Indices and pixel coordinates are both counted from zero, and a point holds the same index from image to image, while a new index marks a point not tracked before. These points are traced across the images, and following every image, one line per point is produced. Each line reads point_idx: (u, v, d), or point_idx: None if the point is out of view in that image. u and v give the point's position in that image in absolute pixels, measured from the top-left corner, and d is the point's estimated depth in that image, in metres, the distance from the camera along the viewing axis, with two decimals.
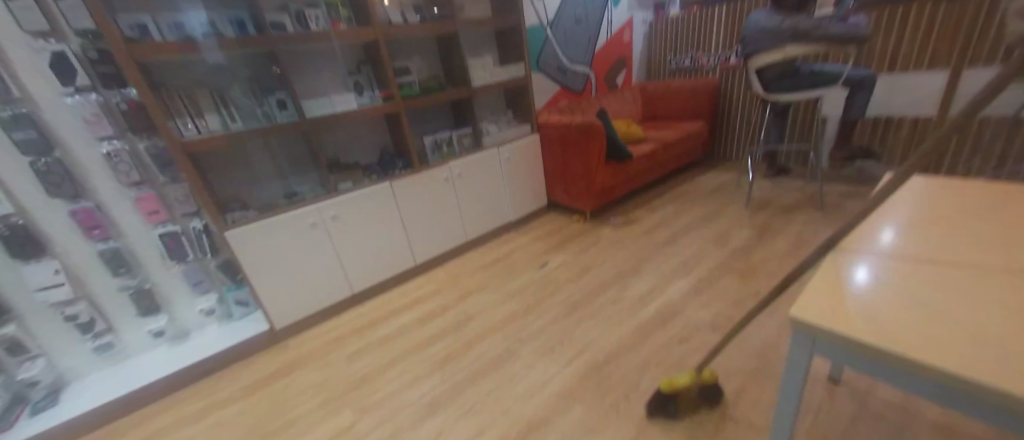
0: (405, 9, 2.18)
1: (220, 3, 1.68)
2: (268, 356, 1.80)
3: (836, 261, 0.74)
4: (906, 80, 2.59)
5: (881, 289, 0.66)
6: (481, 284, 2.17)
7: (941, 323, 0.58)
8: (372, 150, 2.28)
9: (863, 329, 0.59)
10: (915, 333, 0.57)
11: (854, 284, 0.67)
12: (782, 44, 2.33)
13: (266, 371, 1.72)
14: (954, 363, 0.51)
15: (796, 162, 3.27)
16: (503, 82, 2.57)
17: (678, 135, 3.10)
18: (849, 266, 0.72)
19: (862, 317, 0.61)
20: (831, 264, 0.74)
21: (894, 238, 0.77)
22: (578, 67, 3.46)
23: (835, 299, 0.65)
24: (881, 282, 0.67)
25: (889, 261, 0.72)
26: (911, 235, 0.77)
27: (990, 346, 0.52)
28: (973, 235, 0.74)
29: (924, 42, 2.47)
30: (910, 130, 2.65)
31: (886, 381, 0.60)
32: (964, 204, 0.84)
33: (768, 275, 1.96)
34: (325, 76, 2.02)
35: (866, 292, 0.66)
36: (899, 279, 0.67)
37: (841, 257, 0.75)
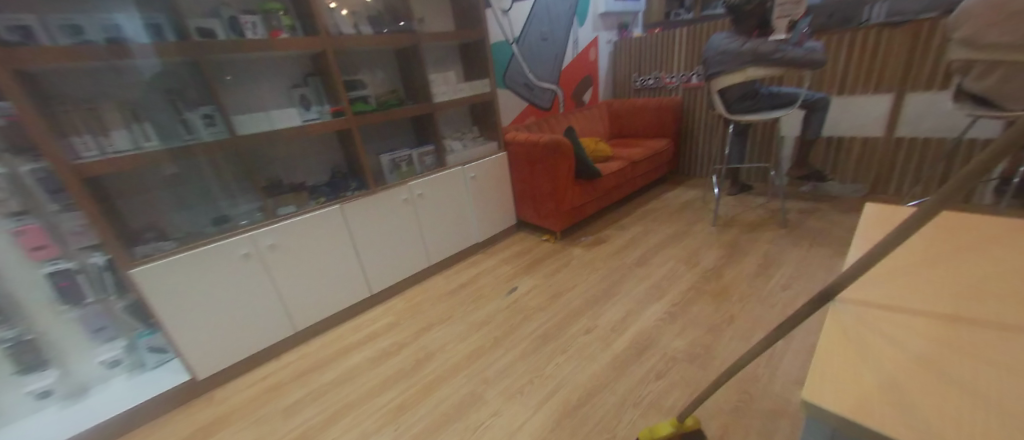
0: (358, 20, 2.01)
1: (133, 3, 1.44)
2: (189, 413, 1.53)
3: (844, 317, 0.63)
4: (855, 103, 2.69)
5: (900, 353, 0.55)
6: (444, 314, 1.99)
7: (983, 404, 0.46)
8: (322, 169, 2.08)
9: (890, 420, 0.47)
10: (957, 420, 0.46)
11: (874, 349, 0.56)
12: (743, 67, 2.36)
13: (184, 431, 1.45)
14: None
15: (757, 179, 3.33)
16: (467, 98, 2.44)
17: (646, 153, 3.08)
18: (860, 323, 0.61)
19: (889, 399, 0.49)
20: (839, 321, 0.62)
21: (900, 284, 0.67)
22: (546, 84, 3.41)
23: (852, 372, 0.54)
24: (898, 343, 0.56)
25: (902, 314, 0.61)
26: (922, 281, 0.67)
27: None
28: (988, 277, 0.65)
29: (868, 66, 2.59)
30: (860, 150, 2.75)
31: None
32: (966, 237, 0.76)
33: (741, 298, 1.90)
34: (264, 87, 1.82)
35: (885, 359, 0.54)
36: (919, 340, 0.56)
37: (849, 312, 0.63)
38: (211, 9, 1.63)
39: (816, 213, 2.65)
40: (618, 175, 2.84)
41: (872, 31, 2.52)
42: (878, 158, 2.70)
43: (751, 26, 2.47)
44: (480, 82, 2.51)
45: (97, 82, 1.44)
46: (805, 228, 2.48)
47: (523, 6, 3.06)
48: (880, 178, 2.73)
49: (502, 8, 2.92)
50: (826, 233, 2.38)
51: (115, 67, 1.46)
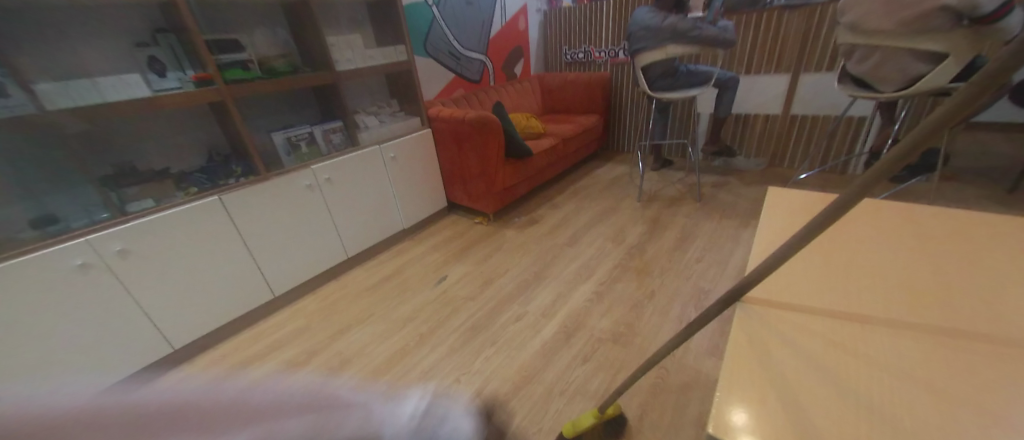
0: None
1: None
2: None
3: (750, 319, 0.60)
4: (760, 82, 2.87)
5: (800, 362, 0.52)
6: (363, 312, 1.80)
7: (873, 420, 0.45)
8: (195, 151, 1.75)
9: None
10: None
11: (777, 359, 0.53)
12: (663, 44, 2.36)
13: None
14: None
15: (678, 154, 3.49)
16: (380, 66, 2.16)
17: (576, 130, 3.04)
18: (764, 327, 0.58)
19: (790, 418, 0.46)
20: (745, 326, 0.59)
21: (798, 280, 0.66)
22: (473, 54, 3.18)
23: (756, 386, 0.51)
24: (798, 350, 0.54)
25: (802, 315, 0.59)
26: (819, 277, 0.67)
27: None
28: (875, 274, 0.66)
29: (772, 47, 2.75)
30: (763, 126, 2.97)
31: None
32: (855, 227, 0.78)
33: (661, 273, 1.97)
34: (91, 47, 1.44)
35: (786, 370, 0.51)
36: (815, 344, 0.54)
37: (754, 314, 0.61)
38: None
39: (726, 186, 2.83)
40: (549, 152, 2.77)
41: (776, 13, 2.66)
42: (777, 133, 2.94)
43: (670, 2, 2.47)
44: (394, 49, 2.22)
45: None
46: (716, 201, 2.64)
47: None
48: (779, 152, 2.99)
49: None
50: (733, 206, 2.55)
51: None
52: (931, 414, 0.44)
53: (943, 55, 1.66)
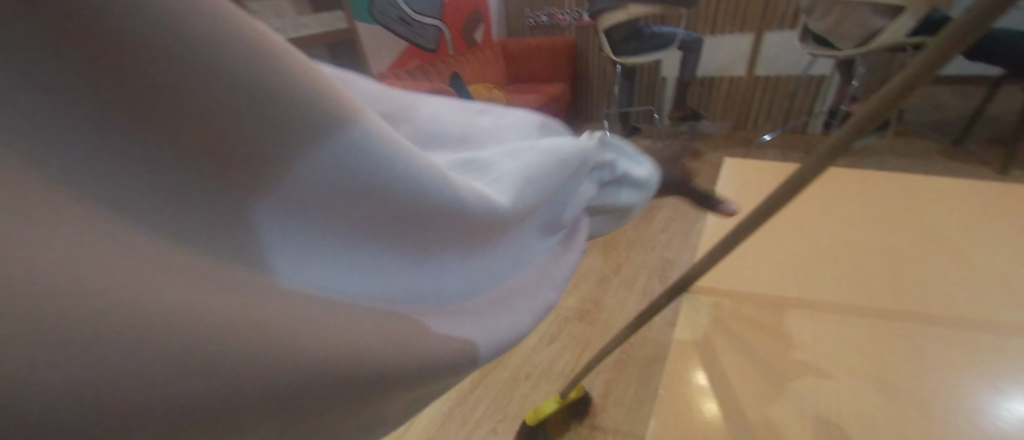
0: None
1: None
2: None
3: (694, 307, 0.81)
4: (724, 42, 2.81)
5: (723, 342, 0.72)
6: None
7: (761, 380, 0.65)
8: None
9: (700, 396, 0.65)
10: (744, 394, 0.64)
11: (706, 338, 0.74)
12: (624, 4, 2.25)
13: None
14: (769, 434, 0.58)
15: (645, 121, 3.44)
16: (318, 36, 1.96)
17: (541, 99, 2.93)
18: (704, 315, 0.79)
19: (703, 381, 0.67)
20: (688, 312, 0.80)
21: (738, 272, 0.85)
22: (427, 19, 2.94)
23: (687, 359, 0.72)
24: (725, 332, 0.74)
25: (734, 302, 0.79)
26: (757, 267, 0.85)
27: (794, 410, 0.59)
28: (804, 259, 0.83)
29: (735, 6, 2.67)
30: (727, 89, 2.94)
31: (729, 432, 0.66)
32: (801, 217, 0.93)
33: (626, 245, 1.94)
34: None
35: (711, 349, 0.72)
36: (738, 326, 0.74)
37: (697, 302, 0.81)
38: None
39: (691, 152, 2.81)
40: None
41: None
42: (741, 95, 2.92)
43: None
44: (332, 16, 2.02)
45: None
46: None
47: None
48: (742, 114, 2.98)
49: None
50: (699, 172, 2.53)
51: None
52: (804, 375, 0.64)
53: (900, 8, 1.63)
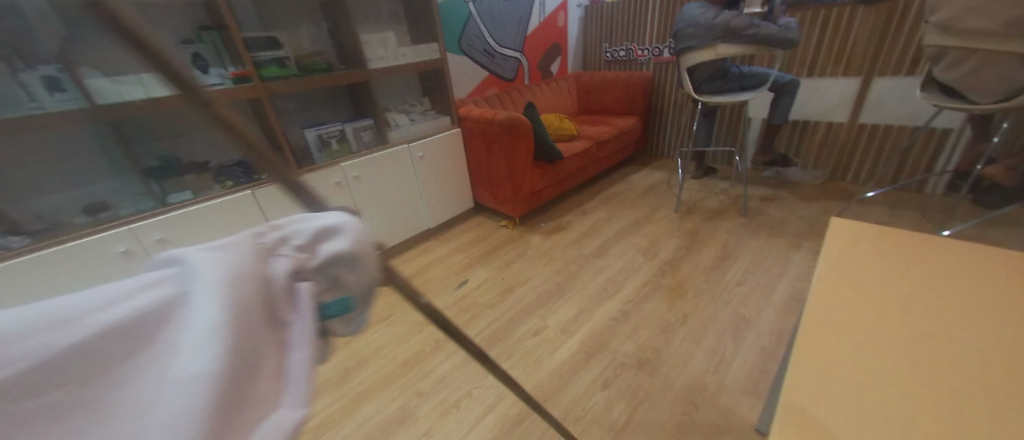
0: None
1: None
2: None
3: (913, 241, 0.89)
4: (823, 86, 2.58)
5: (884, 260, 0.84)
6: (384, 314, 1.86)
7: (871, 283, 0.77)
8: (235, 147, 1.85)
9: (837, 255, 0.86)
10: (846, 274, 0.80)
11: (882, 253, 0.86)
12: (713, 43, 2.13)
13: None
14: (823, 289, 0.77)
15: (722, 162, 3.26)
16: (412, 65, 2.14)
17: (612, 132, 2.89)
18: (904, 249, 0.87)
19: (847, 256, 0.86)
20: (910, 241, 0.89)
21: (989, 258, 0.81)
22: (508, 51, 3.08)
23: (858, 249, 0.88)
24: (904, 263, 0.82)
25: (940, 260, 0.82)
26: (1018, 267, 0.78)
27: (861, 300, 0.73)
28: None
29: (840, 50, 2.46)
30: (824, 135, 2.69)
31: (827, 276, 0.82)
32: None
33: (696, 294, 1.81)
34: (141, 46, 1.53)
35: (876, 257, 0.85)
36: (911, 265, 0.81)
37: (917, 242, 0.89)
38: None
39: (776, 200, 2.59)
40: (581, 156, 2.65)
41: (845, 9, 2.37)
42: (840, 143, 2.65)
43: None
44: (428, 47, 2.20)
45: None
46: (763, 216, 2.42)
47: None
48: (841, 165, 2.70)
49: None
50: (784, 223, 2.32)
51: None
52: (893, 300, 0.72)
53: None
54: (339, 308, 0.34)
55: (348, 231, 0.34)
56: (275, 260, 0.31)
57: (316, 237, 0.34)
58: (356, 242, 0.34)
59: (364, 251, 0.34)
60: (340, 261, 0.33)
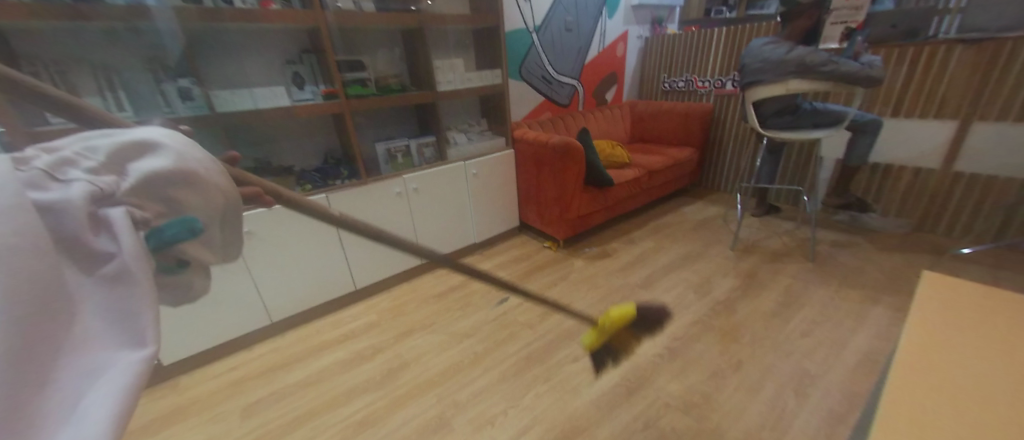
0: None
1: None
2: (162, 393, 1.61)
3: None
4: (911, 128, 2.38)
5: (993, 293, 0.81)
6: (428, 321, 1.94)
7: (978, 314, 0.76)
8: (314, 154, 2.05)
9: (937, 286, 0.86)
10: (949, 305, 0.80)
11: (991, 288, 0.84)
12: (785, 78, 2.05)
13: (154, 412, 1.52)
14: (921, 316, 0.78)
15: (786, 201, 3.07)
16: (475, 88, 2.27)
17: (666, 162, 2.83)
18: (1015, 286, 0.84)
19: (948, 287, 0.85)
20: None
21: None
22: (565, 78, 3.16)
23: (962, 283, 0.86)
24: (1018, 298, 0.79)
25: None
26: None
27: (964, 328, 0.73)
28: None
29: (931, 90, 2.26)
30: (910, 181, 2.45)
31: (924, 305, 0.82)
32: None
33: (753, 340, 1.70)
34: (248, 64, 1.76)
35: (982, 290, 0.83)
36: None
37: None
38: None
39: (850, 248, 2.38)
40: (632, 184, 2.62)
41: (941, 48, 2.18)
42: (930, 191, 2.40)
43: (801, 27, 2.15)
44: (491, 72, 2.32)
45: (71, 44, 1.41)
46: (834, 264, 2.23)
47: None
48: (929, 215, 2.44)
49: None
50: (859, 273, 2.12)
51: (124, 27, 1.43)
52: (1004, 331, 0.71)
53: None
54: (174, 227, 0.41)
55: (163, 152, 0.41)
56: (76, 180, 0.36)
57: (121, 161, 0.40)
58: (174, 164, 0.40)
59: (194, 171, 0.42)
60: (156, 184, 0.40)
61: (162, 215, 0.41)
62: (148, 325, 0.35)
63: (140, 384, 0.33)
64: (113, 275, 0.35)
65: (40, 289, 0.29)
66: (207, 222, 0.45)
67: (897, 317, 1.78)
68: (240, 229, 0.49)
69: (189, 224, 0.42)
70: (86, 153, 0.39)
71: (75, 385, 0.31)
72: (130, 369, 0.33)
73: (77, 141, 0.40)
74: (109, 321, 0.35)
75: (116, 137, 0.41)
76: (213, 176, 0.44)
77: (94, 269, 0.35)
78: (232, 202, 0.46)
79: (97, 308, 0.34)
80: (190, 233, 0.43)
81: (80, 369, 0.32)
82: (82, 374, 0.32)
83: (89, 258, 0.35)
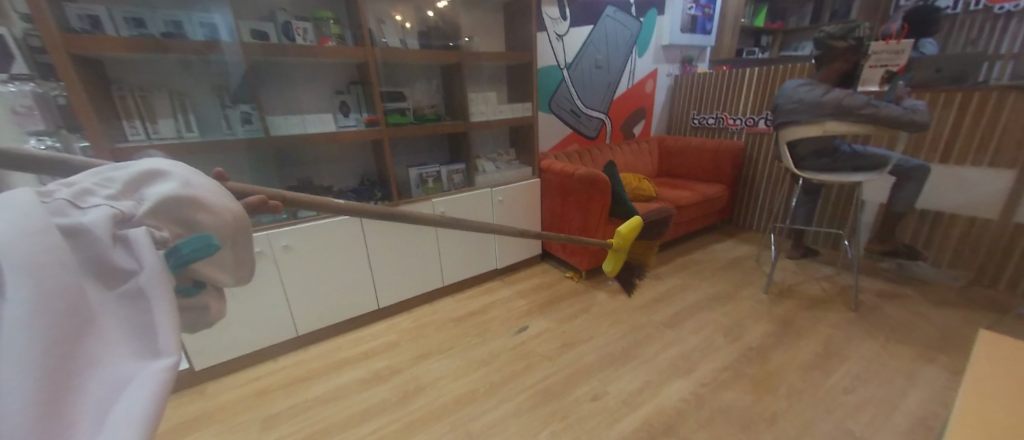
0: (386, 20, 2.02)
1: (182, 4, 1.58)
2: (191, 398, 1.68)
3: None
4: (963, 175, 2.25)
5: None
6: (447, 345, 1.95)
7: None
8: (351, 176, 2.17)
9: (991, 359, 0.95)
10: (999, 376, 0.90)
11: None
12: (821, 119, 2.02)
13: (182, 417, 1.59)
14: (974, 387, 0.88)
15: (825, 244, 2.93)
16: (506, 120, 2.36)
17: (694, 198, 2.79)
18: None
19: (1002, 360, 0.94)
20: None
21: None
22: (594, 112, 3.22)
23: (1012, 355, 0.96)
24: None
25: None
26: None
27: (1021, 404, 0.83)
28: None
29: (983, 137, 2.15)
30: (965, 231, 2.30)
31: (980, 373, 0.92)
32: None
33: (789, 394, 1.59)
34: (299, 92, 1.92)
35: None
36: None
37: None
38: (269, 13, 1.75)
39: (898, 299, 2.22)
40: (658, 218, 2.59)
41: (993, 93, 2.08)
42: (987, 243, 2.24)
43: (834, 73, 2.13)
44: (522, 105, 2.42)
45: (153, 72, 1.60)
46: (879, 315, 2.09)
47: (581, 31, 2.90)
48: (988, 268, 2.26)
49: (558, 33, 2.79)
50: (908, 327, 1.97)
51: (197, 58, 1.61)
52: None
53: None
54: (193, 244, 0.46)
55: (169, 179, 0.48)
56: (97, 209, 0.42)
57: (134, 188, 0.46)
58: (183, 188, 0.47)
59: (198, 195, 0.48)
60: (169, 206, 0.46)
61: (179, 235, 0.48)
62: (167, 337, 0.41)
63: (165, 387, 0.38)
64: (136, 292, 0.41)
65: (66, 302, 0.35)
66: (219, 238, 0.51)
67: (953, 379, 1.63)
68: (251, 244, 0.55)
69: (206, 241, 0.47)
70: (103, 183, 0.45)
71: (108, 390, 0.37)
72: (156, 374, 0.39)
73: (90, 177, 0.46)
74: (134, 335, 0.41)
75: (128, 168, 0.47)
76: (216, 199, 0.51)
77: (118, 288, 0.41)
78: (239, 219, 0.53)
79: (121, 325, 0.40)
80: (209, 249, 0.48)
81: (113, 376, 0.38)
82: (113, 381, 0.37)
83: (111, 277, 0.41)
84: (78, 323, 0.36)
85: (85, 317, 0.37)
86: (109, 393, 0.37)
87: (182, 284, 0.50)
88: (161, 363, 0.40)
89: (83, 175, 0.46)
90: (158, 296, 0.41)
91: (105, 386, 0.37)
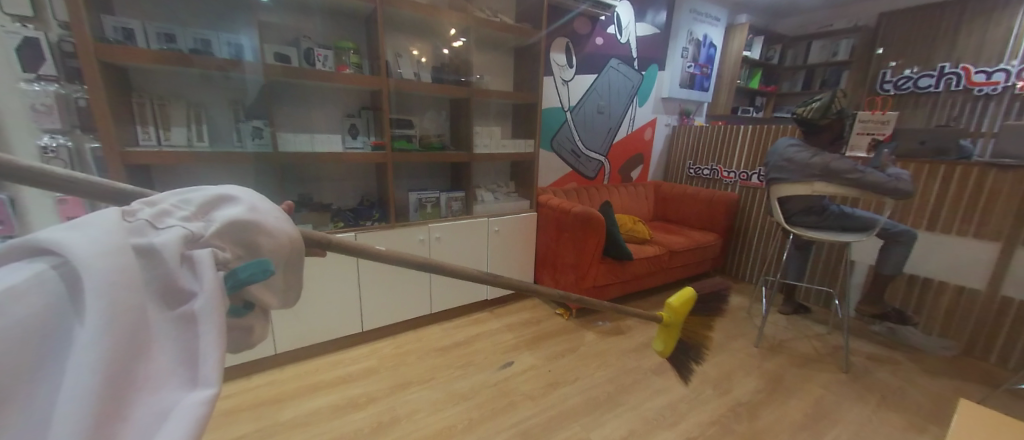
0: (403, 53, 2.15)
1: (208, 22, 1.66)
2: None
3: None
4: (949, 244, 2.31)
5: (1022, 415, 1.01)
6: (429, 376, 1.91)
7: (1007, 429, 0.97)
8: (351, 195, 2.21)
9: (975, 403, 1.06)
10: (982, 418, 1.01)
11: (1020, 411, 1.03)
12: (810, 179, 2.09)
13: None
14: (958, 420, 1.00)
15: (816, 301, 2.95)
16: (508, 153, 2.43)
17: (687, 244, 2.83)
18: None
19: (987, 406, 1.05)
20: None
21: None
22: (594, 154, 3.33)
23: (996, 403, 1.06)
24: None
25: None
26: None
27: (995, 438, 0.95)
28: None
29: (968, 209, 2.22)
30: (953, 300, 2.32)
31: (962, 411, 1.04)
32: None
33: None
34: (313, 111, 2.00)
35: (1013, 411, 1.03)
36: None
37: None
38: (293, 38, 1.85)
39: (888, 364, 2.21)
40: (651, 261, 2.62)
41: (975, 168, 2.17)
42: (976, 313, 2.26)
43: (825, 140, 2.25)
44: (524, 142, 2.50)
45: (174, 82, 1.67)
46: (868, 379, 2.07)
47: (585, 78, 3.05)
48: (979, 339, 2.26)
49: (564, 78, 2.94)
50: (898, 395, 1.94)
51: (217, 73, 1.69)
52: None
53: None
54: (250, 267, 0.46)
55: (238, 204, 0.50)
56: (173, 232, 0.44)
57: (205, 211, 0.49)
58: (249, 213, 0.49)
59: (258, 219, 0.49)
60: (234, 229, 0.48)
61: (239, 258, 0.49)
62: (211, 366, 0.39)
63: (201, 421, 0.35)
64: (190, 316, 0.41)
65: (131, 323, 0.35)
66: (274, 262, 0.51)
67: None
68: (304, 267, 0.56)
69: (262, 265, 0.47)
70: (180, 205, 0.48)
71: (152, 417, 0.35)
72: (194, 405, 0.36)
73: (172, 197, 0.49)
74: (182, 363, 0.39)
75: (204, 191, 0.50)
76: (279, 223, 0.52)
77: (178, 309, 0.41)
78: (297, 243, 0.54)
79: (175, 350, 0.40)
80: (264, 273, 0.47)
81: (159, 403, 0.36)
82: (158, 409, 0.36)
83: (173, 300, 0.41)
84: (138, 345, 0.36)
85: (145, 339, 0.37)
86: (150, 422, 0.35)
87: (233, 305, 0.50)
88: (201, 394, 0.37)
89: (165, 195, 0.49)
90: (210, 321, 0.40)
91: (150, 414, 0.35)
